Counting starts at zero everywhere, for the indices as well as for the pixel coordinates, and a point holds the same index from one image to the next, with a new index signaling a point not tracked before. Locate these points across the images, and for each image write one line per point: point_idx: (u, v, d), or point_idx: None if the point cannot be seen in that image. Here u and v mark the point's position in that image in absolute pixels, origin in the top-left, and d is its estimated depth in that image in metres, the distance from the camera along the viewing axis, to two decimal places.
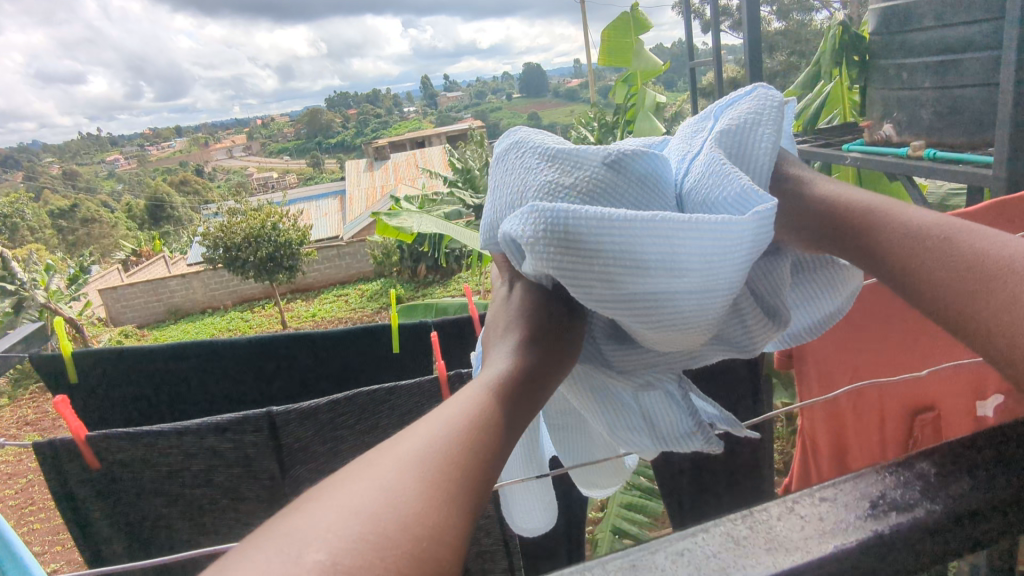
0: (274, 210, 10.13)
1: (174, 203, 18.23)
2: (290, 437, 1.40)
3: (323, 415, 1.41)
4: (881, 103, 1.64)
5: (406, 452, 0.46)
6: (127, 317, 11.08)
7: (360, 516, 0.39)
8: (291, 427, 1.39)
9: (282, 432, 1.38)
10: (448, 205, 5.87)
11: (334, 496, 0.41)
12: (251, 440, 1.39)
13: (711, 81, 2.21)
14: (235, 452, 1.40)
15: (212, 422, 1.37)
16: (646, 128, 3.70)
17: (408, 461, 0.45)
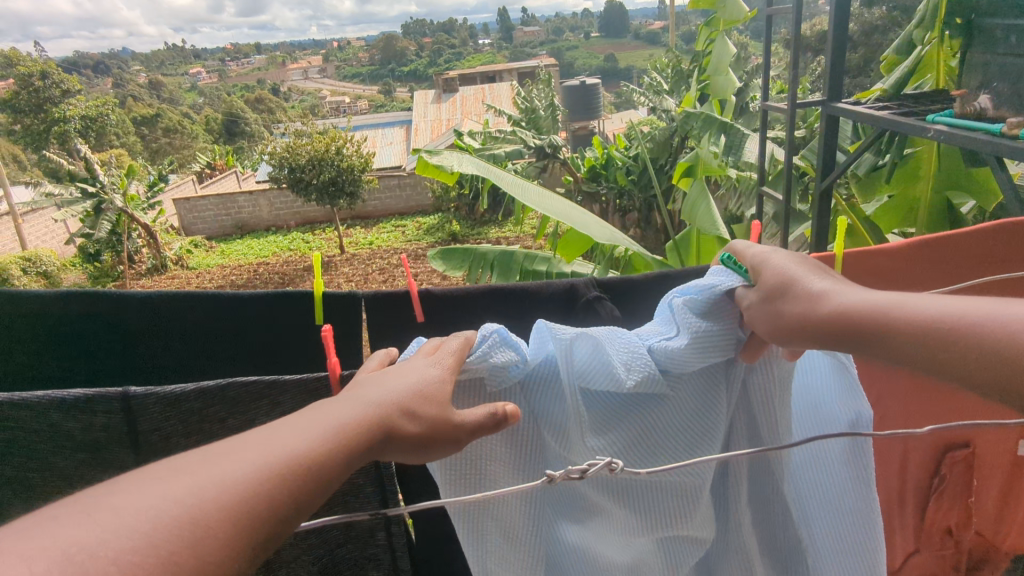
0: (340, 134, 10.19)
1: (249, 120, 18.60)
2: (151, 427, 0.95)
3: (191, 406, 0.93)
4: (981, 71, 1.44)
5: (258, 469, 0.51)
6: (197, 228, 11.61)
7: (173, 518, 0.45)
8: (151, 413, 0.94)
9: (140, 422, 0.95)
10: (507, 146, 5.76)
11: (185, 484, 0.47)
12: (100, 425, 0.95)
13: (792, 30, 2.00)
14: (86, 433, 0.96)
15: (49, 398, 0.95)
16: (715, 82, 3.44)
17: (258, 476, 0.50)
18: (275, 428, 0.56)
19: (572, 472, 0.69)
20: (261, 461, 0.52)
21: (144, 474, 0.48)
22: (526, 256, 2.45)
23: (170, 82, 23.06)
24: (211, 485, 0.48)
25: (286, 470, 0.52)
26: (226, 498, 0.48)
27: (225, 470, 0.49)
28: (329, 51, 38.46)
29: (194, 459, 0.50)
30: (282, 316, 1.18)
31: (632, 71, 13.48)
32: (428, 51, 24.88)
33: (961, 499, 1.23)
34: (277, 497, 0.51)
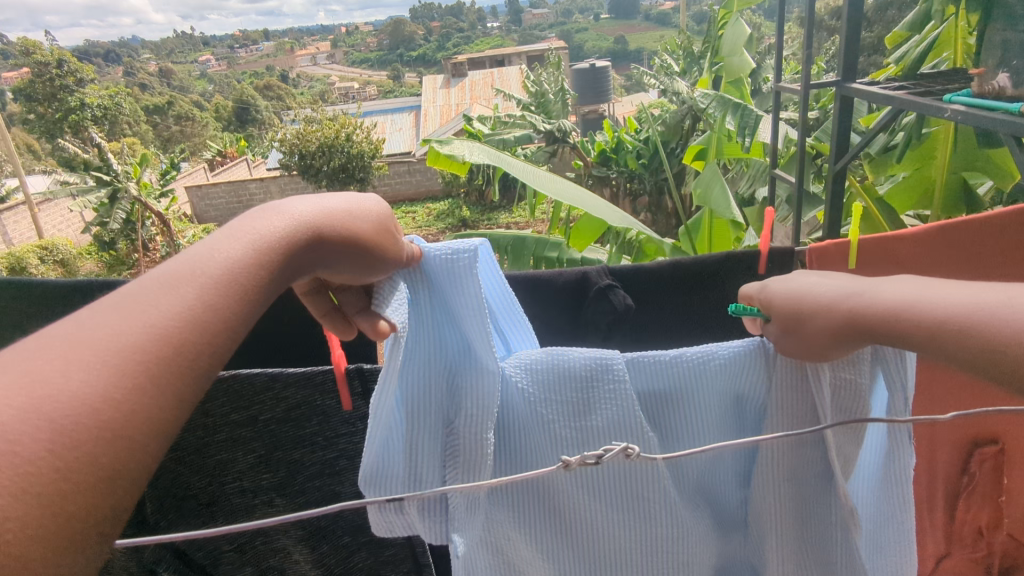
0: (349, 120, 10.18)
1: (260, 108, 18.67)
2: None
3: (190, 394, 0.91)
4: (1000, 48, 1.41)
5: (153, 317, 0.45)
6: (211, 215, 11.72)
7: (97, 369, 0.41)
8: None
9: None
10: (516, 130, 5.74)
11: (101, 337, 0.42)
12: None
13: (806, 8, 1.95)
14: None
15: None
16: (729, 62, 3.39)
17: (156, 328, 0.44)
18: (206, 259, 0.50)
19: (587, 458, 0.69)
20: (160, 311, 0.45)
21: (80, 324, 0.44)
22: (538, 242, 2.46)
23: (181, 70, 23.15)
24: (99, 348, 0.42)
25: (222, 293, 0.48)
26: (123, 353, 0.42)
27: (116, 324, 0.44)
28: (337, 37, 38.28)
29: (88, 313, 0.44)
30: (295, 304, 1.19)
31: (641, 53, 13.38)
32: (437, 35, 24.80)
33: (991, 497, 1.22)
34: (217, 337, 0.47)
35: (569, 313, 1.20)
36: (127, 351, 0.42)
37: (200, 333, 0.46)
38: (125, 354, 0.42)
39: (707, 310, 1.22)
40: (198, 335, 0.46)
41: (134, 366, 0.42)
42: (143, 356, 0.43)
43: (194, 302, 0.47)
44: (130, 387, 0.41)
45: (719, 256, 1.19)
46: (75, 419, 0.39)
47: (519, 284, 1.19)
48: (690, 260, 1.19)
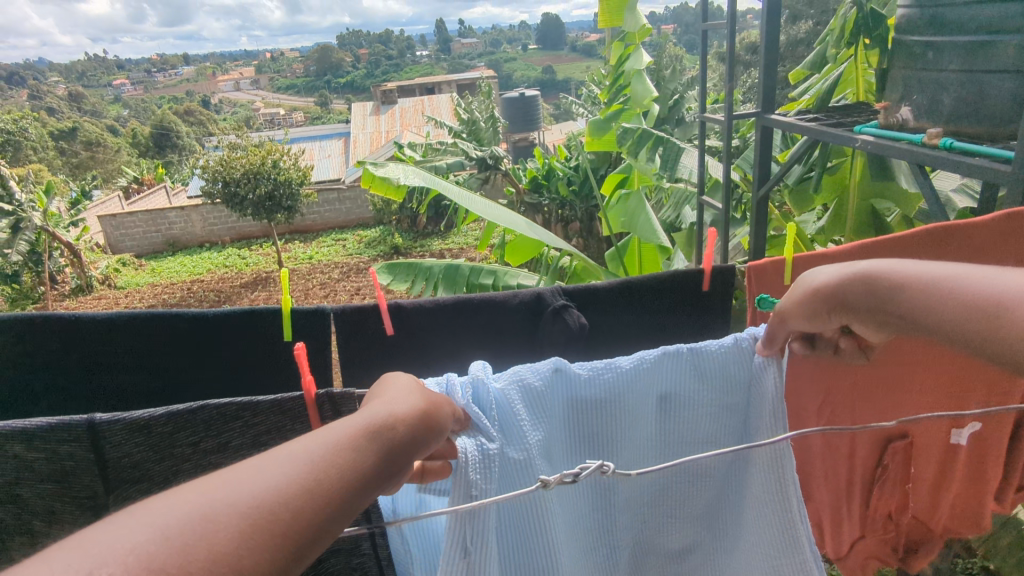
0: (276, 146, 9.89)
1: (180, 133, 17.86)
2: (121, 455, 0.82)
3: (160, 430, 0.82)
4: (902, 84, 1.53)
5: (295, 458, 0.50)
6: (126, 246, 11.02)
7: (195, 516, 0.43)
8: (119, 444, 0.81)
9: (108, 451, 0.81)
10: (448, 157, 5.73)
11: (194, 487, 0.45)
12: (68, 454, 0.82)
13: (726, 44, 2.05)
14: (50, 465, 0.83)
15: (10, 429, 0.81)
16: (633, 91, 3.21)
17: (299, 462, 0.50)
18: (335, 428, 0.55)
19: (566, 476, 0.70)
20: (300, 456, 0.50)
21: (195, 484, 0.46)
22: (473, 269, 2.40)
23: (90, 93, 21.94)
24: (245, 487, 0.46)
25: (323, 464, 0.51)
26: (270, 486, 0.47)
27: (259, 472, 0.48)
28: (260, 62, 37.52)
29: (239, 462, 0.49)
30: (255, 334, 1.11)
31: (569, 83, 13.81)
32: (365, 62, 24.80)
33: (897, 484, 1.27)
34: (326, 487, 0.49)
35: (523, 338, 1.19)
36: (273, 486, 0.47)
37: (332, 473, 0.51)
38: (271, 489, 0.47)
39: (656, 326, 1.23)
40: (334, 471, 0.51)
41: (276, 500, 0.46)
42: (284, 491, 0.47)
43: (333, 445, 0.52)
44: (268, 520, 0.45)
45: (662, 277, 1.19)
46: (196, 558, 0.41)
47: (471, 307, 1.16)
48: (638, 279, 1.20)
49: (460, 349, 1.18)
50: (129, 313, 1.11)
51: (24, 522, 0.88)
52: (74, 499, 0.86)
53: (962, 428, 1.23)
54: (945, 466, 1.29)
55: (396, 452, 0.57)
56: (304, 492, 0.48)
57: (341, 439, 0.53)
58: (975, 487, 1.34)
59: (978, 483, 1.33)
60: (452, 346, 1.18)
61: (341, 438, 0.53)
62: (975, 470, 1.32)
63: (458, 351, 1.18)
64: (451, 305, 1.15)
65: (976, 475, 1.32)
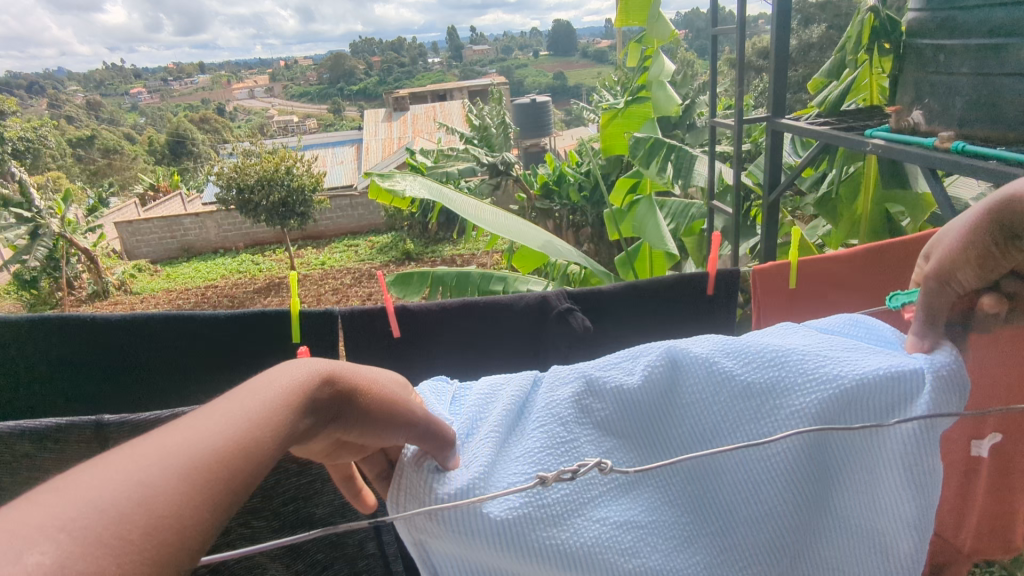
0: (289, 153, 9.98)
1: (196, 141, 18.07)
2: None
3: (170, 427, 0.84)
4: (913, 86, 1.52)
5: (232, 418, 0.49)
6: (141, 251, 11.15)
7: (130, 478, 0.42)
8: (128, 439, 0.83)
9: (121, 446, 0.83)
10: (459, 163, 5.76)
11: (127, 452, 0.44)
12: None
13: (736, 48, 2.04)
14: None
15: None
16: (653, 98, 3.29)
17: (238, 420, 0.49)
18: (265, 381, 0.54)
19: (563, 473, 0.69)
20: (239, 414, 0.50)
21: (120, 448, 0.44)
22: (484, 276, 2.42)
23: (108, 102, 22.27)
24: (184, 448, 0.45)
25: (263, 421, 0.50)
26: (209, 447, 0.46)
27: (194, 431, 0.47)
28: (274, 70, 37.97)
29: (165, 425, 0.48)
30: (265, 337, 1.14)
31: (580, 90, 13.84)
32: (377, 70, 25.02)
33: None
34: (262, 449, 0.49)
35: (527, 340, 1.19)
36: (213, 446, 0.46)
37: (271, 432, 0.51)
38: (212, 449, 0.46)
39: (664, 329, 1.23)
40: (275, 429, 0.51)
41: (217, 461, 0.46)
42: (225, 450, 0.47)
43: (269, 406, 0.52)
44: (212, 479, 0.45)
45: (671, 279, 1.20)
46: (139, 518, 0.40)
47: (481, 310, 1.17)
48: (646, 281, 1.21)
49: (468, 352, 1.19)
50: (139, 316, 1.13)
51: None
52: None
53: (983, 440, 1.25)
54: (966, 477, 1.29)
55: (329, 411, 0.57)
56: (239, 448, 0.48)
57: (276, 396, 0.53)
58: (995, 500, 1.34)
59: (1000, 497, 1.34)
60: (461, 348, 1.19)
61: (276, 396, 0.53)
62: (994, 482, 1.32)
63: (468, 353, 1.19)
64: (459, 308, 1.16)
65: (996, 488, 1.34)
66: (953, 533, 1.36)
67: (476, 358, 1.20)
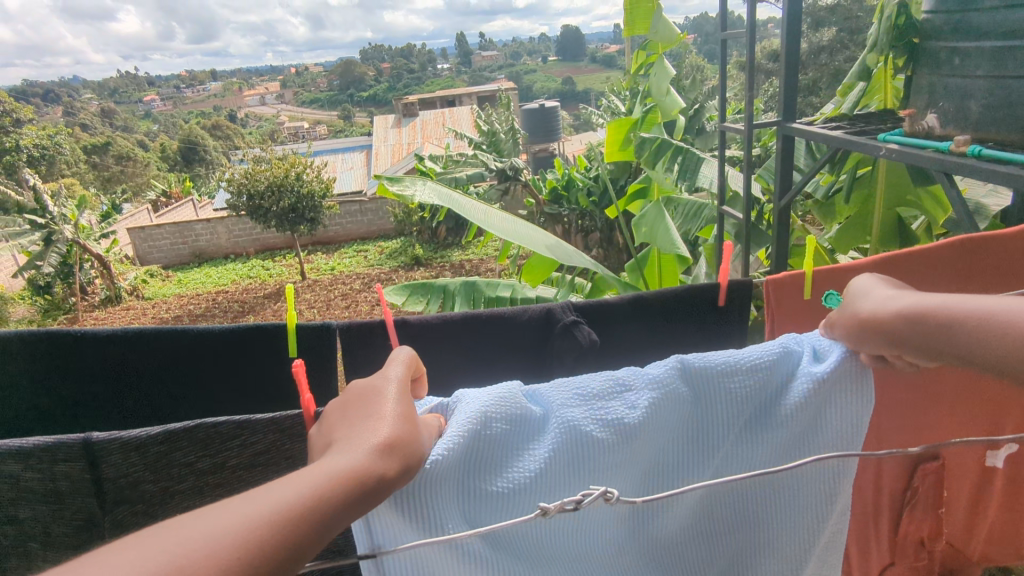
0: (300, 159, 10.04)
1: (208, 147, 18.25)
2: (116, 473, 0.83)
3: (156, 449, 0.83)
4: (928, 90, 1.50)
5: (274, 498, 0.51)
6: (153, 257, 11.24)
7: (164, 565, 0.45)
8: (113, 462, 0.82)
9: (104, 470, 0.82)
10: (468, 169, 5.76)
11: (167, 537, 0.47)
12: (62, 474, 0.82)
13: (745, 53, 2.02)
14: (48, 486, 0.84)
15: (7, 448, 0.81)
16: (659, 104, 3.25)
17: (276, 505, 0.51)
18: (312, 467, 0.55)
19: (568, 503, 0.66)
20: (277, 493, 0.52)
21: (162, 532, 0.47)
22: (489, 284, 2.41)
23: (122, 109, 22.53)
24: (212, 538, 0.47)
25: (302, 509, 0.51)
26: (242, 534, 0.48)
27: (229, 520, 0.49)
28: (285, 77, 38.34)
29: (214, 506, 0.50)
30: (258, 350, 1.12)
31: (589, 95, 13.88)
32: (387, 76, 25.19)
33: (932, 510, 1.20)
34: (303, 536, 0.51)
35: (527, 353, 1.17)
36: (243, 533, 0.48)
37: (308, 517, 0.51)
38: (243, 539, 0.48)
39: (669, 339, 1.21)
40: (311, 517, 0.52)
41: (245, 550, 0.48)
42: (253, 543, 0.48)
43: (307, 490, 0.53)
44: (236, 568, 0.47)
45: (676, 291, 1.18)
46: None
47: (483, 322, 1.15)
48: (650, 294, 1.19)
49: (472, 364, 1.17)
50: (132, 329, 1.13)
51: (26, 540, 0.90)
52: (73, 514, 0.87)
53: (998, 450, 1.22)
54: (980, 486, 1.26)
55: (374, 493, 0.57)
56: (281, 533, 0.50)
57: (316, 483, 0.54)
58: (1010, 509, 1.31)
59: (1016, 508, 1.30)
60: (464, 362, 1.17)
61: (317, 483, 0.54)
62: (1010, 492, 1.29)
63: (471, 367, 1.17)
64: (462, 321, 1.14)
65: (1013, 500, 1.30)
66: (964, 540, 1.34)
67: (478, 371, 1.18)
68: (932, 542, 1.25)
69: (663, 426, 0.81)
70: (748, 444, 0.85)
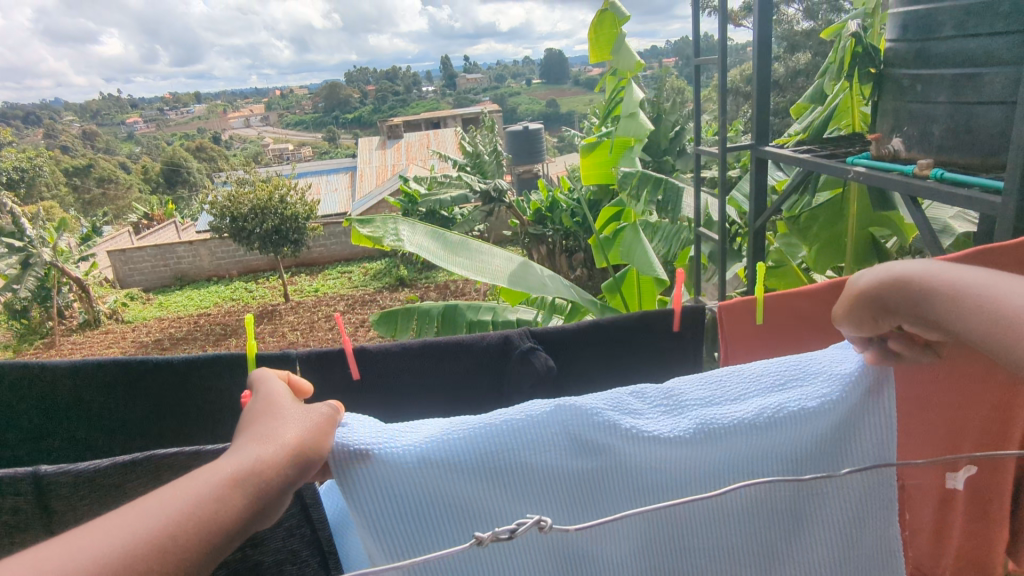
0: (284, 181, 10.03)
1: (191, 169, 18.18)
2: (65, 506, 0.82)
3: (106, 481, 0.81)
4: (892, 115, 1.55)
5: (159, 506, 0.52)
6: (134, 280, 11.11)
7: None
8: (64, 494, 0.81)
9: (52, 503, 0.81)
10: (452, 190, 5.79)
11: (45, 551, 0.47)
12: (9, 505, 0.81)
13: (718, 78, 2.07)
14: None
15: None
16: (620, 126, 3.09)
17: (161, 511, 0.51)
18: (202, 472, 0.56)
19: (500, 533, 0.66)
20: (163, 501, 0.52)
21: (42, 548, 0.47)
22: (471, 308, 2.40)
23: (105, 131, 22.39)
24: (93, 548, 0.48)
25: (203, 502, 0.53)
26: (125, 542, 0.49)
27: (111, 530, 0.49)
28: (270, 99, 38.41)
29: (96, 519, 0.50)
30: (222, 380, 1.12)
31: (573, 116, 14.08)
32: (372, 99, 25.34)
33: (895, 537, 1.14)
34: (192, 539, 0.51)
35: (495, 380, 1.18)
36: (125, 542, 0.49)
37: (198, 519, 0.52)
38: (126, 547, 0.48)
39: (639, 362, 1.23)
40: (200, 520, 0.52)
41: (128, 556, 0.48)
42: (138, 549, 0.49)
43: (195, 495, 0.53)
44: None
45: (647, 314, 1.20)
46: None
47: (454, 348, 1.16)
48: (619, 318, 1.20)
49: (445, 389, 1.18)
50: (96, 359, 1.13)
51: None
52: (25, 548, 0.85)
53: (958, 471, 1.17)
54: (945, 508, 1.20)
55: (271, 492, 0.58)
56: (170, 535, 0.50)
57: (205, 487, 0.54)
58: (975, 531, 1.25)
59: (987, 534, 1.27)
60: (438, 387, 1.17)
61: (206, 486, 0.54)
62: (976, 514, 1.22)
63: (444, 391, 1.17)
64: (435, 345, 1.15)
65: (978, 522, 1.24)
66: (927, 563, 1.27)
67: (452, 395, 1.18)
68: (903, 569, 1.25)
69: (630, 451, 0.80)
70: (710, 460, 0.83)
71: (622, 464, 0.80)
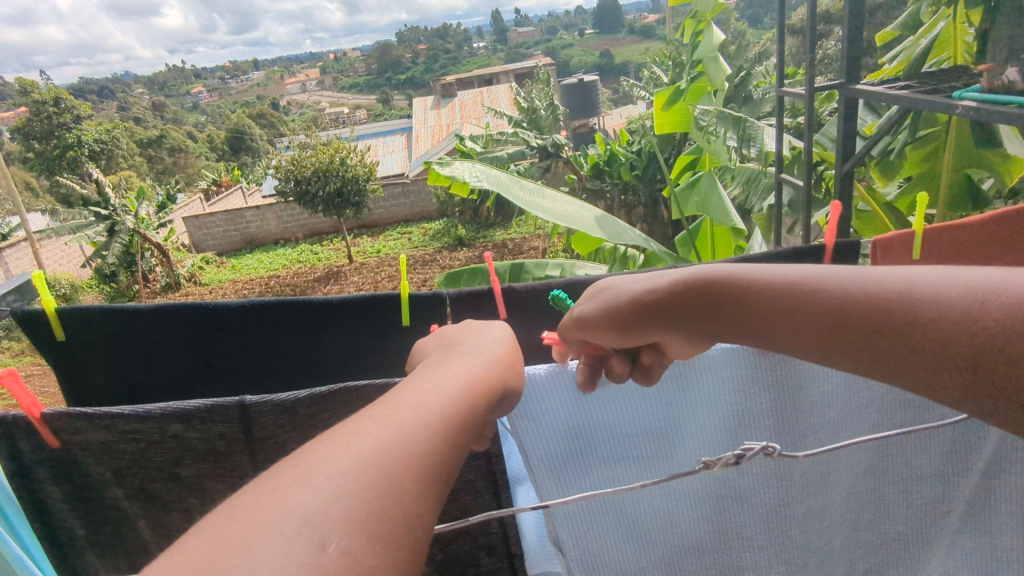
0: (344, 145, 10.20)
1: (253, 136, 18.68)
2: (267, 434, 0.90)
3: (303, 411, 0.90)
4: (1007, 43, 1.42)
5: (417, 409, 0.53)
6: (208, 245, 11.65)
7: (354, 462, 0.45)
8: (266, 423, 0.89)
9: (256, 430, 0.90)
10: (510, 148, 5.75)
11: (337, 442, 0.47)
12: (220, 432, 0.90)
13: (803, 13, 1.95)
14: (205, 445, 0.92)
15: (170, 410, 0.88)
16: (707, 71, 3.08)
17: (423, 412, 0.53)
18: (431, 385, 0.58)
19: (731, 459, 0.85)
20: (419, 407, 0.54)
21: (324, 440, 0.48)
22: (537, 264, 2.43)
23: (173, 102, 23.23)
24: (384, 435, 0.49)
25: (441, 437, 0.52)
26: (408, 436, 0.50)
27: (386, 425, 0.50)
28: (324, 64, 38.80)
29: (359, 417, 0.51)
30: (361, 323, 1.18)
31: (628, 67, 13.61)
32: (424, 58, 25.18)
33: None
34: (456, 444, 0.53)
35: None
36: (408, 436, 0.50)
37: (453, 423, 0.55)
38: (410, 440, 0.50)
39: None
40: (453, 424, 0.55)
41: (413, 448, 0.49)
42: (421, 441, 0.50)
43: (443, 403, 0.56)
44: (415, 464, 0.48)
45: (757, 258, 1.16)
46: (368, 516, 0.43)
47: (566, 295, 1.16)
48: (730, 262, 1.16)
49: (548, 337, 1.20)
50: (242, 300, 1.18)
51: (182, 499, 0.96)
52: (222, 473, 0.94)
53: None
54: None
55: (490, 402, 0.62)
56: (438, 432, 0.52)
57: (447, 398, 0.56)
58: None
59: None
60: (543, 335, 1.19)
61: (448, 397, 0.57)
62: None
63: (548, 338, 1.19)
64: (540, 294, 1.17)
65: None
66: None
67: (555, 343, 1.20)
68: None
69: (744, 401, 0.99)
70: (807, 415, 1.02)
71: (741, 413, 1.00)
